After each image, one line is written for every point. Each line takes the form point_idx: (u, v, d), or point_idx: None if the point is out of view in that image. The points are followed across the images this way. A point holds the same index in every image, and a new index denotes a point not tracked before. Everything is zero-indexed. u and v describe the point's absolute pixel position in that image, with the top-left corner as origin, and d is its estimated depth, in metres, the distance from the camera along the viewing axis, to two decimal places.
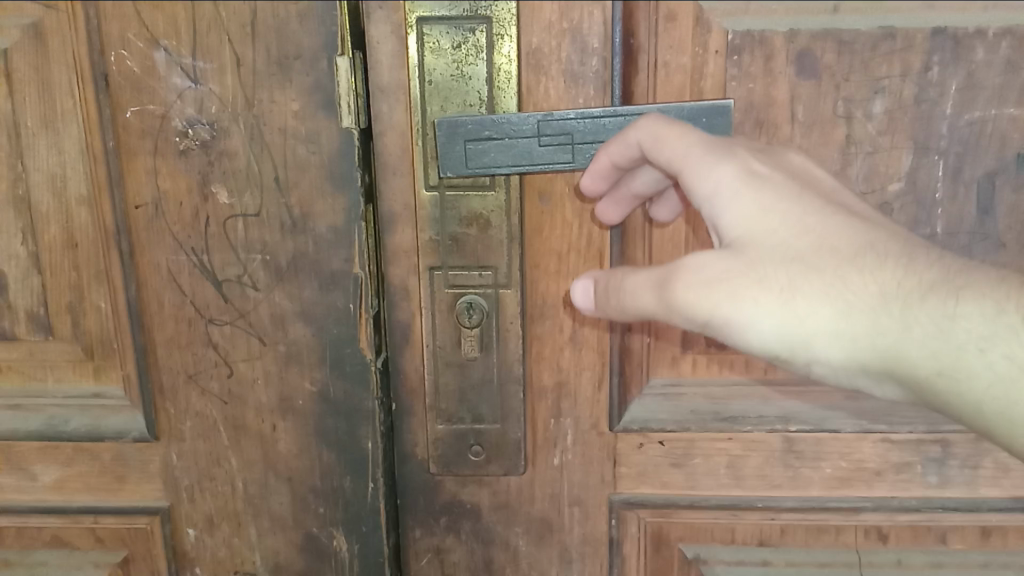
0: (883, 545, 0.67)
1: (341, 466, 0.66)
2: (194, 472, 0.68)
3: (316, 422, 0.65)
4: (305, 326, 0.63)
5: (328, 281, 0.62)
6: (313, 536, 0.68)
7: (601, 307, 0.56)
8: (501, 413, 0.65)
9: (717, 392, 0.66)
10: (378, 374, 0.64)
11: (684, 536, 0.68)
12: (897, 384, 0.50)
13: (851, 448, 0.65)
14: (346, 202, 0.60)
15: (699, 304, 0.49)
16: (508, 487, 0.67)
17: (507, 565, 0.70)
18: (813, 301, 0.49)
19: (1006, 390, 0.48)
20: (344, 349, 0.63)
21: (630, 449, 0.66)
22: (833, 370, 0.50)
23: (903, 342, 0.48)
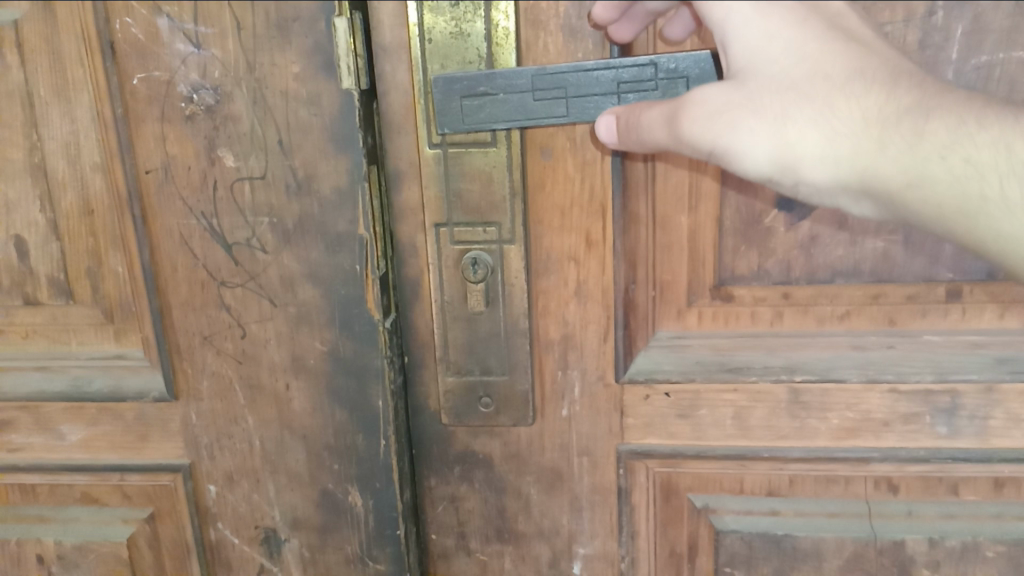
0: (894, 495, 0.67)
1: (353, 423, 0.67)
2: (213, 430, 0.70)
3: (327, 380, 0.66)
4: (314, 288, 0.64)
5: (335, 242, 0.63)
6: (329, 492, 0.70)
7: (625, 140, 0.56)
8: (508, 365, 0.65)
9: (722, 343, 0.65)
10: (387, 333, 0.65)
11: (692, 486, 0.69)
12: (873, 202, 0.53)
13: (859, 399, 0.65)
14: (349, 163, 0.61)
15: (703, 138, 0.52)
16: (518, 439, 0.68)
17: (520, 514, 0.71)
18: (806, 127, 0.51)
19: (966, 195, 0.53)
20: (352, 310, 0.64)
21: (636, 400, 0.67)
22: (818, 190, 0.53)
23: (880, 159, 0.52)
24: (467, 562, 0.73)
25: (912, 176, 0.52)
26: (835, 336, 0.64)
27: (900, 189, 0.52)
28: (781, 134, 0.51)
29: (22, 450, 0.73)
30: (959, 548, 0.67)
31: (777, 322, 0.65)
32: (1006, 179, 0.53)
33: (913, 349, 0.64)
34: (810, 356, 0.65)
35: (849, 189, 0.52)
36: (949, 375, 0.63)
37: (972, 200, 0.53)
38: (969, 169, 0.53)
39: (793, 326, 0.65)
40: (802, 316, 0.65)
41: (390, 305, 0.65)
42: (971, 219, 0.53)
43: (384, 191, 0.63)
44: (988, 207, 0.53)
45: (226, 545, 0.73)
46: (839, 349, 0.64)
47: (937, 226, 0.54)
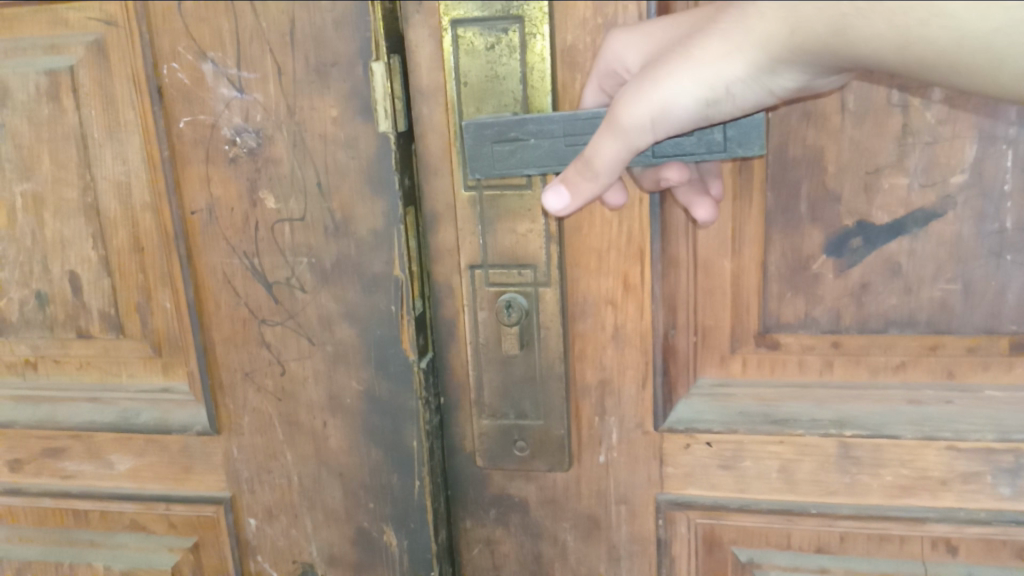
0: (954, 557, 0.62)
1: (388, 462, 0.67)
2: (254, 465, 0.70)
3: (363, 419, 0.67)
4: (350, 326, 0.64)
5: (371, 283, 0.63)
6: (365, 531, 0.70)
7: (579, 189, 0.53)
8: (543, 410, 0.63)
9: (767, 394, 0.63)
10: (422, 374, 0.64)
11: (737, 539, 0.66)
12: (795, 69, 0.48)
13: (914, 455, 0.61)
14: (385, 205, 0.61)
15: (636, 109, 0.49)
16: (555, 483, 0.67)
17: (556, 560, 0.69)
18: (701, 47, 0.48)
19: (835, 20, 0.45)
20: (388, 349, 0.64)
21: (676, 449, 0.64)
22: (750, 84, 0.48)
23: (760, 19, 0.47)
24: None
25: (791, 20, 0.46)
26: (890, 388, 0.61)
27: (790, 40, 0.46)
28: (688, 66, 0.48)
29: (75, 477, 0.75)
30: None
31: (827, 372, 0.62)
32: None
33: (973, 404, 0.60)
34: (861, 410, 0.61)
35: (773, 74, 0.48)
36: (1013, 435, 0.59)
37: (843, 20, 0.45)
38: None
39: (844, 377, 0.62)
40: (853, 367, 0.62)
41: (428, 345, 0.65)
42: (849, 37, 0.46)
43: (423, 232, 0.63)
44: (856, 17, 0.45)
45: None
46: (893, 402, 0.61)
47: (836, 54, 0.47)
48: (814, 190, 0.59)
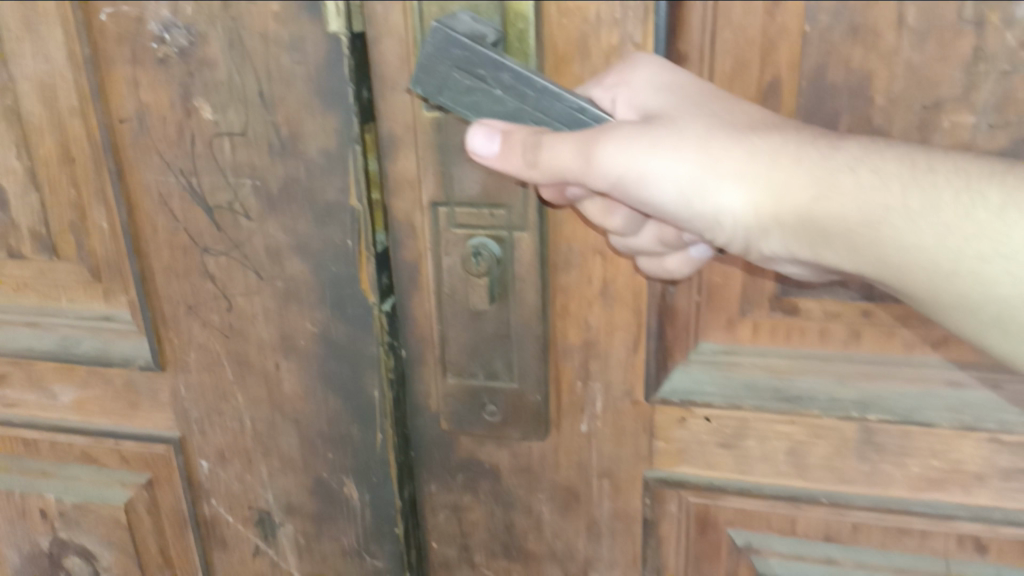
0: (981, 556, 0.54)
1: (348, 413, 0.59)
2: (203, 405, 0.63)
3: (320, 363, 0.59)
4: (302, 261, 0.56)
5: (324, 213, 0.54)
6: (324, 481, 0.62)
7: (507, 154, 0.43)
8: (518, 371, 0.55)
9: (780, 365, 0.53)
10: (384, 319, 0.56)
11: (734, 521, 0.58)
12: (787, 239, 0.43)
13: (948, 445, 0.52)
14: (338, 122, 0.51)
15: (617, 166, 0.42)
16: (530, 451, 0.59)
17: (530, 532, 0.62)
18: (722, 154, 0.42)
19: (870, 209, 0.41)
20: (344, 290, 0.56)
21: (670, 422, 0.56)
22: (735, 223, 0.43)
23: (792, 173, 0.41)
24: None
25: (820, 187, 0.41)
26: (929, 368, 0.51)
27: (807, 206, 0.41)
28: (698, 164, 0.42)
29: (17, 405, 0.70)
30: None
31: (853, 345, 0.52)
32: (914, 188, 0.40)
33: None
34: (890, 391, 0.52)
35: (763, 230, 0.43)
36: None
37: (878, 212, 0.41)
38: (878, 180, 0.41)
39: (874, 351, 0.52)
40: (885, 341, 0.51)
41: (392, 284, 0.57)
42: (877, 238, 0.41)
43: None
44: (892, 220, 0.41)
45: (221, 522, 0.68)
46: (930, 384, 0.51)
47: (840, 248, 0.42)
48: (855, 125, 0.47)
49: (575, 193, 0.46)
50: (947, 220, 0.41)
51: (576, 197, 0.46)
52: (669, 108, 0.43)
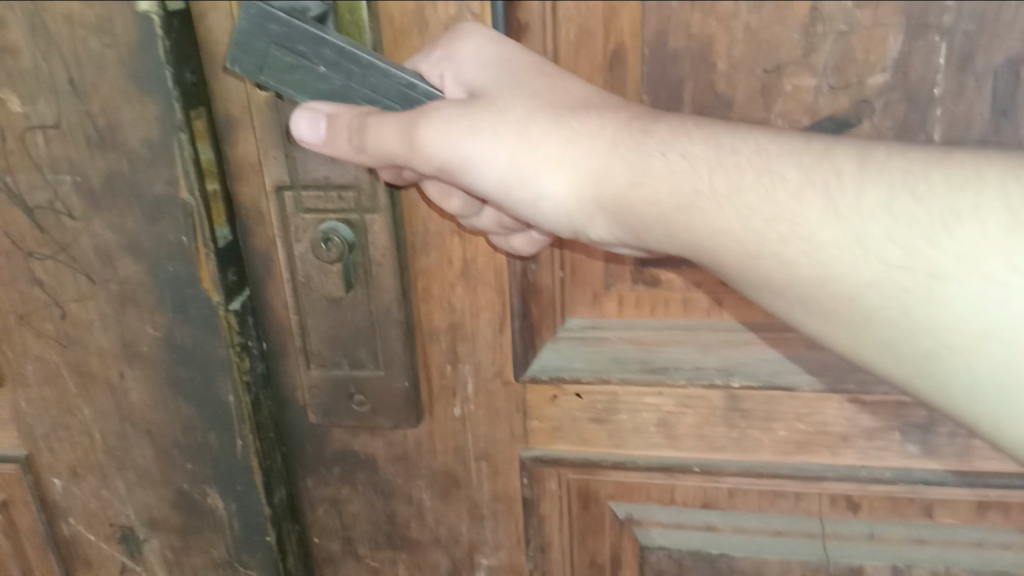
0: (854, 515, 0.56)
1: (202, 420, 0.55)
2: (47, 421, 0.58)
3: (167, 370, 0.54)
4: (135, 262, 0.50)
5: (153, 209, 0.48)
6: (185, 494, 0.58)
7: (333, 140, 0.42)
8: (383, 359, 0.54)
9: (645, 336, 0.53)
10: (233, 318, 0.52)
11: (615, 494, 0.58)
12: (611, 225, 0.42)
13: (813, 408, 0.52)
14: (158, 109, 0.46)
15: (442, 149, 0.41)
16: (405, 438, 0.58)
17: (412, 520, 0.61)
18: (543, 137, 0.42)
19: (681, 190, 0.41)
20: (184, 290, 0.51)
21: (542, 401, 0.55)
22: (558, 208, 0.42)
23: (608, 160, 0.41)
24: (357, 567, 0.63)
25: (635, 173, 0.41)
26: (788, 332, 0.52)
27: (623, 192, 0.41)
28: (521, 148, 0.42)
29: None
30: None
31: (714, 313, 0.52)
32: (719, 171, 0.40)
33: None
34: (751, 357, 0.52)
35: (586, 214, 0.42)
36: None
37: (688, 196, 0.41)
38: (687, 162, 0.41)
39: (735, 318, 0.52)
40: (745, 308, 0.52)
41: (242, 278, 0.53)
42: (688, 219, 0.41)
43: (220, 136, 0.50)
44: (701, 204, 0.40)
45: (81, 540, 0.63)
46: (790, 348, 0.52)
47: (658, 231, 0.42)
48: (700, 92, 0.46)
49: (412, 175, 0.45)
50: (747, 202, 0.40)
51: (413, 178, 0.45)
52: (494, 87, 0.42)
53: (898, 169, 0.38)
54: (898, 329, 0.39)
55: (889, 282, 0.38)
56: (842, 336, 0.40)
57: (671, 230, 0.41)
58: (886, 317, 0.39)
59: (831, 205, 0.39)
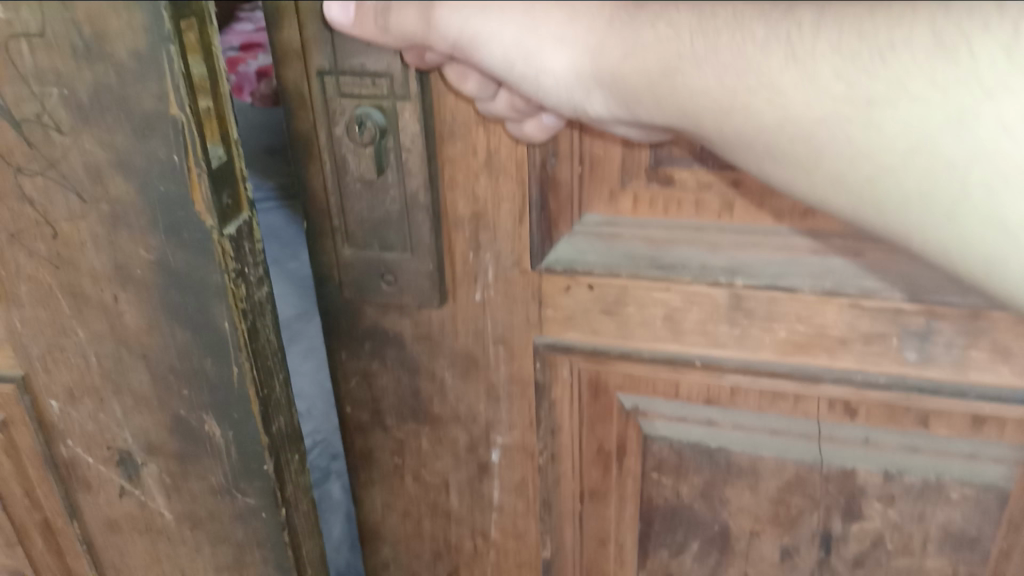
0: (851, 421, 0.59)
1: (196, 344, 0.48)
2: (43, 341, 0.52)
3: (162, 297, 0.47)
4: (126, 181, 0.43)
5: (143, 125, 0.41)
6: (182, 418, 0.52)
7: (362, 20, 0.47)
8: (411, 243, 0.58)
9: (657, 235, 0.56)
10: (228, 244, 0.45)
11: (623, 386, 0.62)
12: (608, 97, 0.47)
13: (812, 311, 0.55)
14: (146, 18, 0.39)
15: (455, 27, 0.45)
16: (430, 319, 0.62)
17: (435, 396, 0.66)
18: (546, 18, 0.46)
19: (666, 58, 0.45)
20: (177, 214, 0.44)
21: (556, 290, 0.58)
22: (559, 81, 0.47)
23: (607, 37, 0.46)
24: (384, 437, 0.69)
25: (628, 47, 0.46)
26: (795, 237, 0.53)
27: (619, 64, 0.46)
28: (526, 28, 0.46)
29: None
30: (918, 484, 0.60)
31: (725, 215, 0.54)
32: (699, 37, 0.44)
33: (885, 259, 0.52)
34: (756, 259, 0.54)
35: (588, 88, 0.47)
36: (924, 296, 0.52)
37: (672, 62, 0.45)
38: (672, 31, 0.45)
39: (745, 221, 0.54)
40: (755, 211, 0.54)
41: (237, 200, 0.46)
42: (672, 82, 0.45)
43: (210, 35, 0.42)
44: (684, 69, 0.45)
45: (81, 464, 0.56)
46: (795, 252, 0.54)
47: (648, 100, 0.46)
48: None
49: (434, 58, 0.50)
50: (722, 64, 0.44)
51: (434, 61, 0.50)
52: None
53: (848, 21, 0.42)
54: (851, 160, 0.45)
55: (842, 118, 0.43)
56: (805, 180, 0.46)
57: (659, 95, 0.46)
58: (841, 150, 0.44)
59: (791, 55, 0.43)
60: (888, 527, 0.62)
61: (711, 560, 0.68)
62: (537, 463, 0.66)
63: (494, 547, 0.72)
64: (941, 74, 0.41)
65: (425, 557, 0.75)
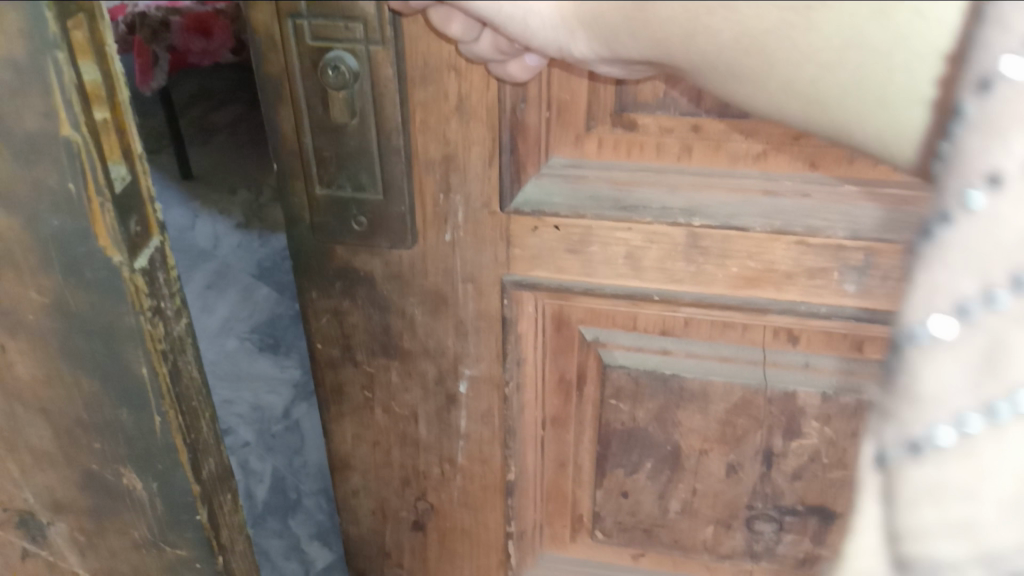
0: (793, 346, 0.64)
1: (111, 395, 0.46)
2: None
3: (64, 341, 0.45)
4: (8, 216, 0.41)
5: (26, 148, 0.38)
6: (96, 473, 0.51)
7: None
8: (383, 185, 0.60)
9: (620, 177, 0.59)
10: (141, 280, 0.42)
11: (584, 319, 0.67)
12: (591, 41, 0.41)
13: (762, 248, 0.59)
14: (21, 20, 0.34)
15: None
16: (400, 259, 0.64)
17: (405, 332, 0.68)
18: None
19: None
20: (76, 250, 0.41)
21: (523, 231, 0.61)
22: (549, 23, 0.42)
23: None
24: (354, 372, 0.72)
25: None
26: (747, 178, 0.57)
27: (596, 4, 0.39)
28: None
29: None
30: (852, 404, 0.66)
31: (684, 158, 0.58)
32: None
33: (829, 199, 0.57)
34: (713, 200, 0.58)
35: (570, 29, 0.41)
36: (864, 233, 0.56)
37: None
38: None
39: (702, 164, 0.58)
40: (712, 155, 0.57)
41: (148, 224, 0.42)
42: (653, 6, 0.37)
43: (103, 33, 0.37)
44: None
45: None
46: (748, 193, 0.57)
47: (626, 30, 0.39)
48: None
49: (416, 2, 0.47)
50: None
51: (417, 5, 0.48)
52: None
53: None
54: (799, 65, 0.35)
55: (786, 24, 0.34)
56: (762, 95, 0.37)
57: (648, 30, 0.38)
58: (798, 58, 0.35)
59: None
60: (824, 443, 0.68)
61: (663, 477, 0.74)
62: (504, 392, 0.70)
63: (460, 472, 0.76)
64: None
65: (394, 483, 0.79)
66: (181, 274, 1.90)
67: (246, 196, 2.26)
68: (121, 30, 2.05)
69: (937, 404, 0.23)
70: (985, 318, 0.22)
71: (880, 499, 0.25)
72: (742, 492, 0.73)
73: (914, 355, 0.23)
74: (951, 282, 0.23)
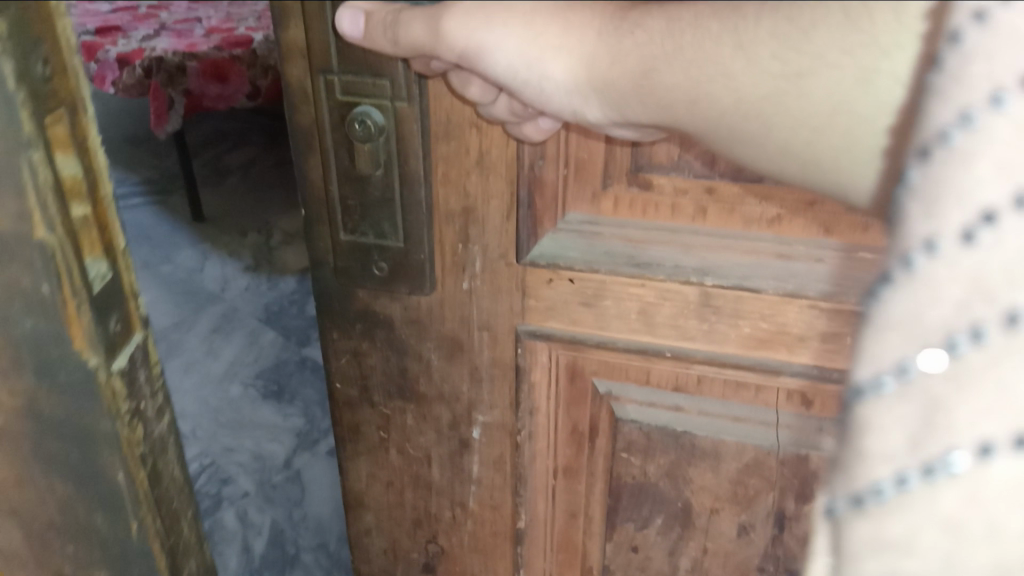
0: (807, 410, 0.64)
1: (96, 496, 0.63)
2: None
3: (61, 450, 0.62)
4: (31, 375, 0.58)
5: (34, 305, 0.55)
6: (76, 556, 0.69)
7: (374, 36, 0.49)
8: (404, 233, 0.61)
9: (635, 235, 0.60)
10: (119, 388, 0.58)
11: (598, 371, 0.67)
12: (604, 105, 0.47)
13: (775, 310, 0.59)
14: None
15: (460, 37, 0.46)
16: (419, 304, 0.66)
17: (421, 376, 0.70)
18: (545, 28, 0.46)
19: (638, 59, 0.43)
20: (59, 376, 0.57)
21: (538, 282, 0.62)
22: (561, 92, 0.47)
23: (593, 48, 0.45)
24: (371, 412, 0.73)
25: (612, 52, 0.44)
26: (761, 241, 0.58)
27: (607, 70, 0.45)
28: (526, 43, 0.46)
29: None
30: None
31: (699, 219, 0.58)
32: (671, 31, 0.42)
33: (844, 266, 0.56)
34: (726, 261, 0.58)
35: (585, 95, 0.47)
36: None
37: (648, 60, 0.43)
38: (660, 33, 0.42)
39: (717, 225, 0.58)
40: (726, 216, 0.58)
41: (128, 324, 0.59)
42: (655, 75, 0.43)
43: (83, 125, 0.52)
44: (659, 66, 0.43)
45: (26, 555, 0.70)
46: (761, 256, 0.58)
47: (635, 99, 0.45)
48: None
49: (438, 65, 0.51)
50: (685, 59, 0.42)
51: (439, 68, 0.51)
52: None
53: (785, 2, 0.38)
54: (791, 128, 0.40)
55: (778, 92, 0.40)
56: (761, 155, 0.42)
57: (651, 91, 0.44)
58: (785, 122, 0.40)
59: (738, 41, 0.40)
60: None
61: (673, 534, 0.73)
62: (516, 440, 0.71)
63: (472, 517, 0.77)
64: (850, 38, 0.36)
65: (406, 524, 0.80)
66: (188, 323, 2.11)
67: (257, 240, 2.53)
68: (139, 73, 2.17)
69: (880, 457, 0.27)
70: (916, 379, 0.26)
71: (831, 546, 0.30)
72: (754, 554, 0.72)
73: (863, 410, 0.28)
74: (898, 341, 0.27)
